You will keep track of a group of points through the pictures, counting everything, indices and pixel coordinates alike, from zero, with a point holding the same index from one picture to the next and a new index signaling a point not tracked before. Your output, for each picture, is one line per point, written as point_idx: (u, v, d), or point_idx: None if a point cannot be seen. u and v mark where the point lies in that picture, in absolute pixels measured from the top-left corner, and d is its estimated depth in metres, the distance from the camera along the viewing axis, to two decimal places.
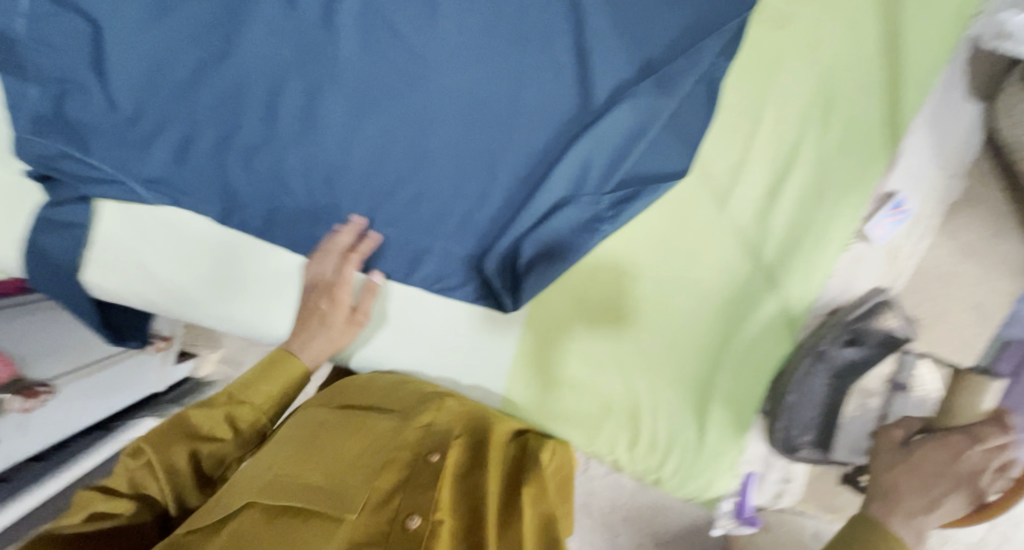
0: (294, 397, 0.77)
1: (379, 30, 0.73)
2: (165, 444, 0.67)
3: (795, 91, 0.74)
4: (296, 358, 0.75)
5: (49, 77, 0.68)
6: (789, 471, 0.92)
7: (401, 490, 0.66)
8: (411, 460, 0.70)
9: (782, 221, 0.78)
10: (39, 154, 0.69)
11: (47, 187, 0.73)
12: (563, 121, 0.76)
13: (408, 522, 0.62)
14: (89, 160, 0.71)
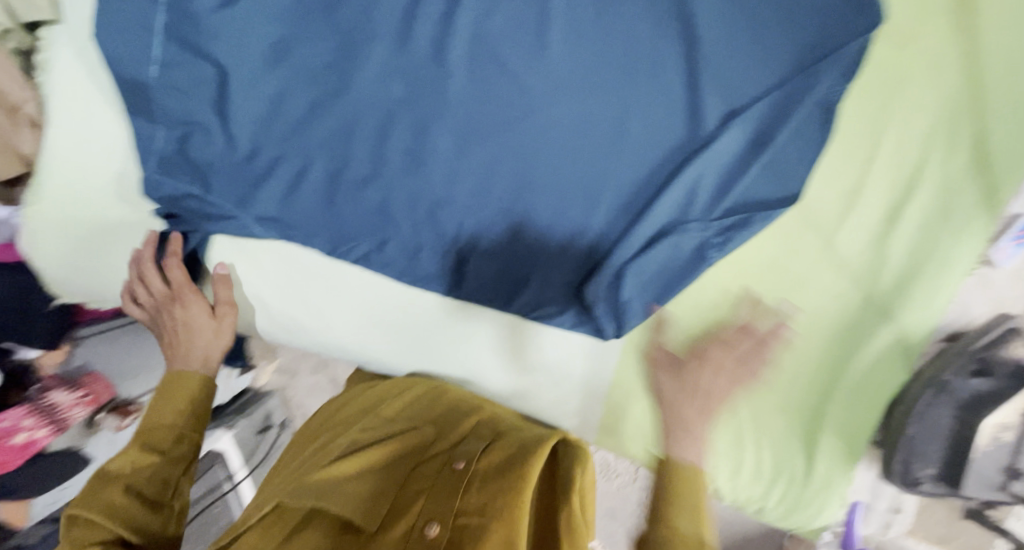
0: (196, 411, 0.77)
1: (487, 58, 0.72)
2: (96, 491, 0.68)
3: (919, 112, 0.71)
4: (186, 371, 0.77)
5: (175, 118, 0.71)
6: (899, 502, 0.88)
7: (423, 497, 0.67)
8: (436, 471, 0.72)
9: (902, 247, 0.74)
10: (167, 195, 0.74)
11: (173, 225, 0.78)
12: (672, 146, 0.73)
13: (426, 530, 0.63)
14: (210, 198, 0.75)
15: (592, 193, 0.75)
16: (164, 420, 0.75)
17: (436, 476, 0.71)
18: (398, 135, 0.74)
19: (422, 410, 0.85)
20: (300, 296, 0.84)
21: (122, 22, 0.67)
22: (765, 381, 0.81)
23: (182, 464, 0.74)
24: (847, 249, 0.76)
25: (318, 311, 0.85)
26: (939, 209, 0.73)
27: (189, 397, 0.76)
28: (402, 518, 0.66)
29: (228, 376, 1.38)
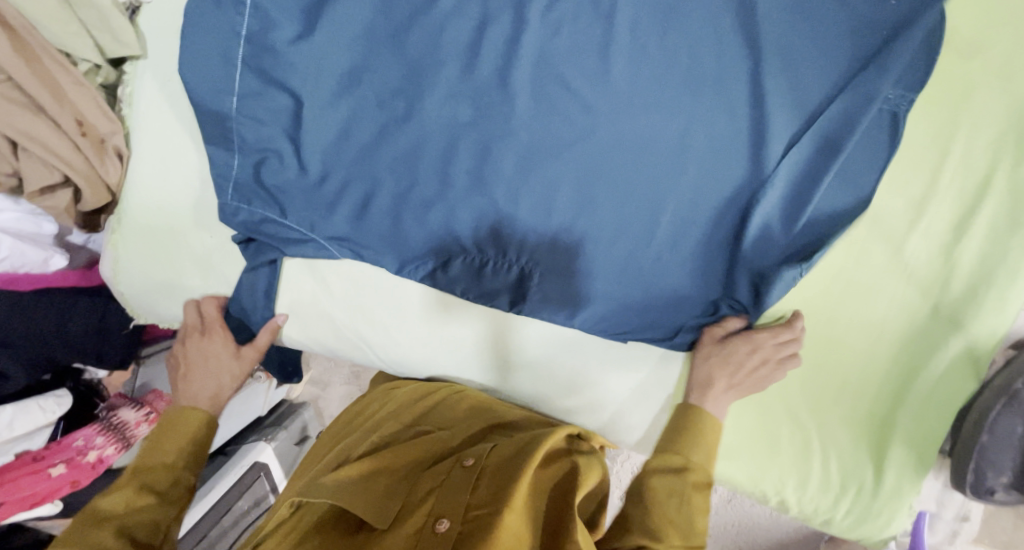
0: (202, 452, 0.78)
1: (550, 80, 0.73)
2: (83, 534, 0.64)
3: (986, 122, 0.72)
4: (192, 410, 0.78)
5: (253, 147, 0.76)
6: (968, 510, 0.85)
7: (432, 496, 0.72)
8: (446, 468, 0.76)
9: (971, 256, 0.74)
10: (246, 221, 0.78)
11: (248, 250, 0.80)
12: (737, 161, 0.73)
13: (437, 525, 0.67)
14: (287, 222, 0.78)
15: (655, 210, 0.75)
16: (164, 460, 0.74)
17: (447, 475, 0.75)
18: (464, 156, 0.76)
19: (446, 414, 0.89)
20: (367, 309, 0.85)
21: (207, 58, 0.72)
22: (832, 391, 0.81)
23: (179, 506, 0.72)
24: (915, 258, 0.76)
25: (384, 324, 0.86)
26: (1009, 218, 0.72)
27: (189, 440, 0.76)
28: (413, 516, 0.70)
29: (266, 388, 1.42)
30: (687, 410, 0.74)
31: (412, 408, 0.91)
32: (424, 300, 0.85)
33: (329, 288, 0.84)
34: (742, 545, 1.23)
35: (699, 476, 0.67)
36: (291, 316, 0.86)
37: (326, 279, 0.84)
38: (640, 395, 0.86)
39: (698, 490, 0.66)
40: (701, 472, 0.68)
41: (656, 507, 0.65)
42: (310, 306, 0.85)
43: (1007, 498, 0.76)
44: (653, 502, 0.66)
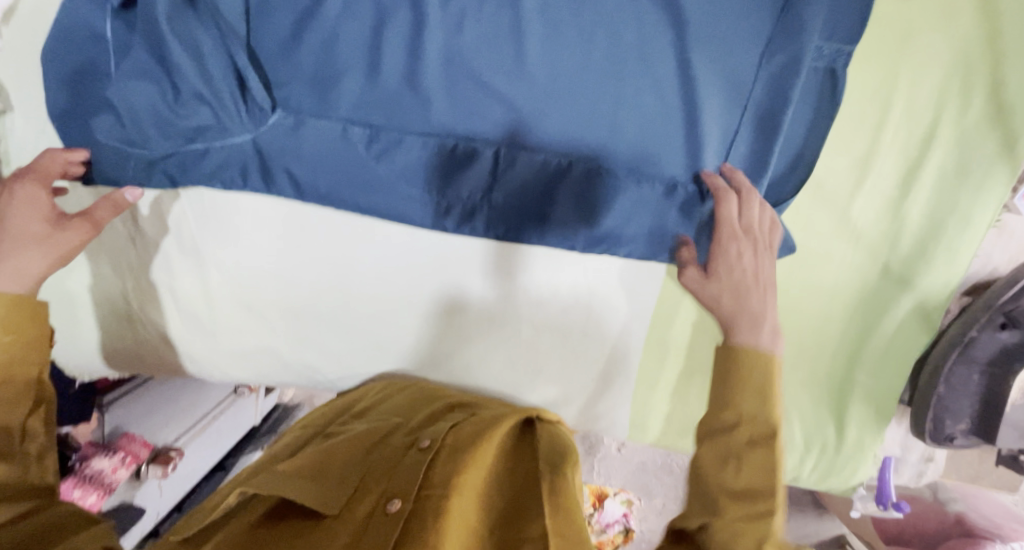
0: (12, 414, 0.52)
1: (463, 78, 0.67)
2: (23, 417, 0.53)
3: (929, 66, 0.68)
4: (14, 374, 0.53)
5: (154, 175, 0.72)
6: (933, 452, 0.86)
7: (387, 479, 0.64)
8: (403, 451, 0.69)
9: (920, 210, 0.72)
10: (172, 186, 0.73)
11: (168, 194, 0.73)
12: (669, 142, 0.69)
13: (388, 506, 0.60)
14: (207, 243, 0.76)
15: (594, 207, 0.72)
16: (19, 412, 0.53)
17: (403, 458, 0.68)
18: (388, 167, 0.71)
19: (400, 403, 0.80)
20: (296, 277, 0.78)
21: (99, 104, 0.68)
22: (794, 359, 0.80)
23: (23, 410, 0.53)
24: (862, 221, 0.73)
25: (315, 283, 0.79)
26: (955, 167, 0.70)
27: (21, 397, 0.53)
28: (365, 499, 0.62)
29: (254, 398, 1.40)
30: (730, 352, 0.52)
31: (358, 403, 0.84)
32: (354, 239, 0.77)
33: (251, 249, 0.77)
34: None
35: (757, 430, 0.48)
36: (232, 354, 0.84)
37: (240, 230, 0.76)
38: (622, 342, 0.83)
39: (756, 447, 0.47)
40: (761, 425, 0.48)
41: (711, 477, 0.48)
42: (229, 263, 0.78)
43: (966, 442, 0.77)
44: (700, 470, 0.49)
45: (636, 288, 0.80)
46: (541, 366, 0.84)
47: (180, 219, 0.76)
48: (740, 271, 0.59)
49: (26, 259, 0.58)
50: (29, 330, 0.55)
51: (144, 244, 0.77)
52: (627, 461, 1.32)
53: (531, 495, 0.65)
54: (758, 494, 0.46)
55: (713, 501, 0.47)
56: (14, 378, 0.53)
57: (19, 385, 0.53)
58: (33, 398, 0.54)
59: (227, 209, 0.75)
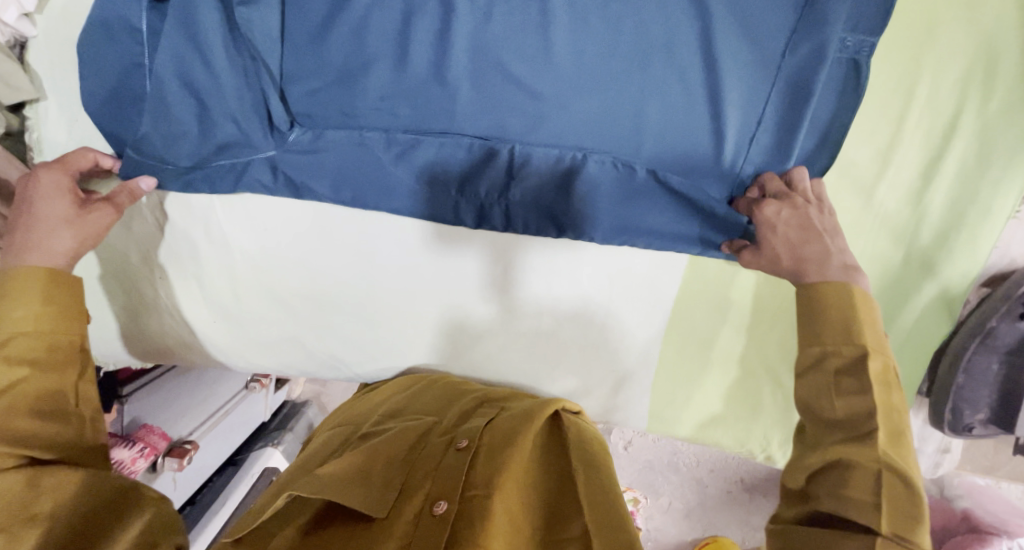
0: (53, 372, 0.60)
1: (490, 69, 0.68)
2: (64, 374, 0.61)
3: (952, 58, 0.68)
4: (56, 335, 0.61)
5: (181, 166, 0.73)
6: (948, 443, 0.87)
7: (430, 480, 0.67)
8: (442, 451, 0.71)
9: (940, 201, 0.73)
10: (200, 179, 0.73)
11: (195, 185, 0.74)
12: (693, 133, 0.71)
13: (436, 509, 0.63)
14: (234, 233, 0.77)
15: (616, 202, 0.74)
16: (64, 373, 0.61)
17: (442, 457, 0.70)
18: (405, 169, 0.73)
19: (432, 398, 0.82)
20: (326, 275, 0.79)
21: (133, 92, 0.69)
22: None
23: (67, 368, 0.61)
24: (884, 208, 0.74)
25: (344, 282, 0.80)
26: (977, 156, 0.70)
27: (63, 357, 0.61)
28: (411, 501, 0.65)
29: (264, 393, 1.42)
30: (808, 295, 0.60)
31: (386, 397, 0.85)
32: (382, 235, 0.78)
33: (280, 246, 0.78)
34: (740, 475, 1.29)
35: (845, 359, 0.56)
36: (257, 345, 0.85)
37: (270, 225, 0.77)
38: (643, 336, 0.83)
39: (844, 376, 0.55)
40: (846, 356, 0.56)
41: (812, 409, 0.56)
42: (257, 257, 0.78)
43: (984, 431, 0.78)
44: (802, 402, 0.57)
45: (658, 281, 0.80)
46: (562, 359, 0.85)
47: (209, 209, 0.76)
48: (785, 228, 0.64)
49: (55, 241, 0.63)
50: (70, 301, 0.62)
51: (169, 233, 0.78)
52: (634, 461, 1.34)
53: (568, 492, 0.68)
54: (857, 421, 0.53)
55: (817, 437, 0.56)
56: (59, 343, 0.61)
57: (63, 351, 0.61)
58: (77, 363, 0.62)
59: (255, 202, 0.76)
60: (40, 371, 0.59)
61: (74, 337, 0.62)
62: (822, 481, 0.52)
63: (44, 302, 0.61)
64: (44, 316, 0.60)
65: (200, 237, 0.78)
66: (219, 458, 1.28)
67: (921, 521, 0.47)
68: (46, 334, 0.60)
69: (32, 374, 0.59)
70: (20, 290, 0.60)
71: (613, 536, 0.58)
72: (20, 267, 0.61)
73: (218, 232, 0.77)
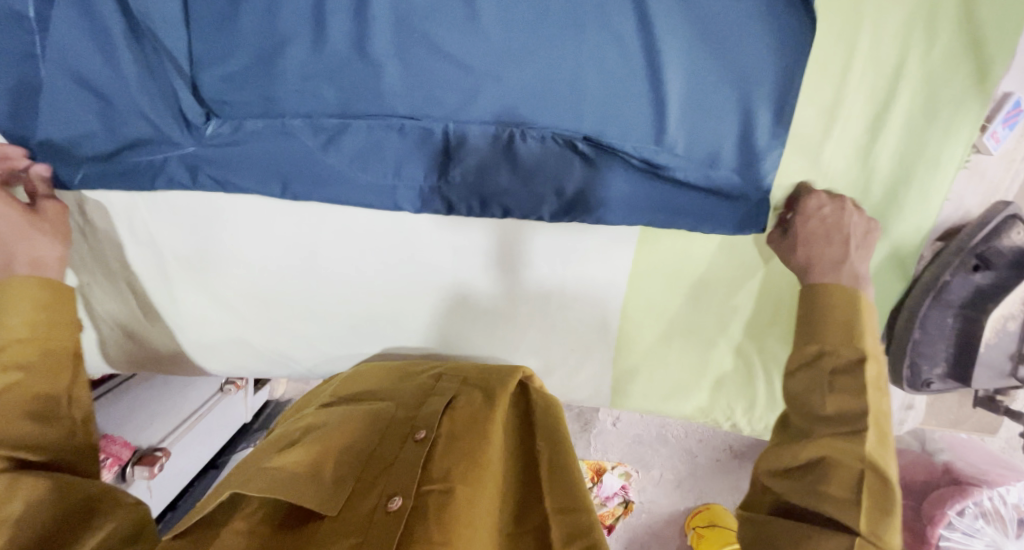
0: (47, 376, 0.60)
1: (414, 43, 0.65)
2: (59, 379, 0.61)
3: (893, 5, 0.66)
4: (53, 335, 0.62)
5: (99, 159, 0.69)
6: (912, 398, 0.87)
7: (385, 477, 0.62)
8: (400, 444, 0.67)
9: (888, 156, 0.71)
10: (122, 173, 0.70)
11: (115, 181, 0.70)
12: (632, 100, 0.68)
13: (389, 504, 0.58)
14: (162, 229, 0.74)
15: (557, 174, 0.71)
16: (59, 377, 0.61)
17: (398, 451, 0.66)
18: (336, 156, 0.70)
19: (387, 387, 0.78)
20: (264, 267, 0.76)
21: (37, 90, 0.65)
22: (766, 319, 0.80)
23: (64, 371, 0.62)
24: (832, 168, 0.72)
25: (285, 274, 0.77)
26: (924, 107, 0.69)
27: (59, 361, 0.61)
28: (364, 497, 0.61)
29: (244, 394, 1.38)
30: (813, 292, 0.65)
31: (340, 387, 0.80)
32: (316, 223, 0.74)
33: (213, 240, 0.75)
34: (728, 443, 1.29)
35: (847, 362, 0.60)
36: (202, 346, 0.82)
37: (199, 220, 0.74)
38: (599, 311, 0.81)
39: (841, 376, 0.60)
40: (844, 356, 0.60)
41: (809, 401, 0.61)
42: (190, 253, 0.75)
43: (944, 387, 0.77)
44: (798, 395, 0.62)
45: (610, 255, 0.78)
46: (520, 339, 0.83)
47: (132, 208, 0.73)
48: (819, 220, 0.68)
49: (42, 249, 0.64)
50: (62, 310, 0.63)
51: (96, 236, 0.75)
52: (624, 436, 1.32)
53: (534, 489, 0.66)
54: (847, 416, 0.58)
55: (804, 428, 0.60)
56: (52, 348, 0.61)
57: (56, 355, 0.61)
58: (71, 368, 0.62)
59: (179, 197, 0.72)
60: (32, 374, 0.59)
61: (67, 342, 0.63)
62: (804, 475, 0.57)
63: (38, 310, 0.61)
64: (38, 324, 0.61)
65: (131, 236, 0.75)
66: (198, 462, 1.25)
67: (894, 514, 0.52)
68: (41, 339, 0.61)
69: (24, 377, 0.59)
70: (18, 297, 0.60)
71: (570, 520, 0.59)
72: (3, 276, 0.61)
73: (146, 233, 0.74)
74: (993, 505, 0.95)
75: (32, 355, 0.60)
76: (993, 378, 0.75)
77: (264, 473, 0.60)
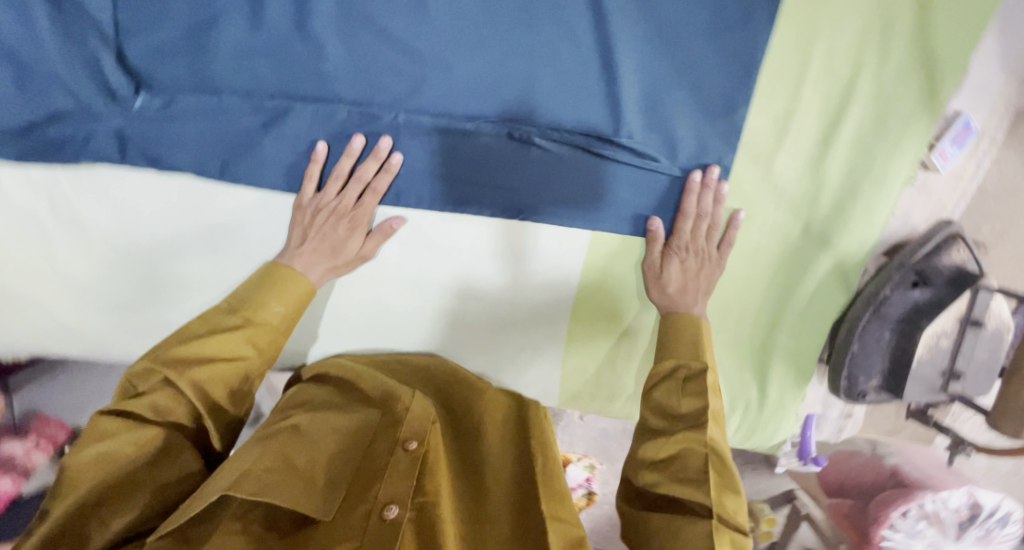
0: (241, 364, 0.63)
1: (360, 27, 0.63)
2: (259, 364, 0.65)
3: (848, 18, 0.65)
4: (276, 317, 0.66)
5: (17, 129, 0.65)
6: (850, 408, 0.89)
7: (379, 482, 0.60)
8: (390, 445, 0.63)
9: (837, 169, 0.71)
10: (42, 142, 0.66)
11: (38, 151, 0.66)
12: (587, 98, 0.67)
13: (385, 513, 0.57)
14: (87, 207, 0.71)
15: (510, 169, 0.70)
16: (257, 365, 0.64)
17: (388, 454, 0.63)
18: (276, 140, 0.67)
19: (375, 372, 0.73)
20: (189, 249, 0.73)
21: None
22: (730, 329, 0.81)
23: (268, 360, 0.66)
24: (784, 178, 0.72)
25: (211, 259, 0.74)
26: (874, 122, 0.69)
27: (274, 342, 0.66)
28: (358, 502, 0.59)
29: None
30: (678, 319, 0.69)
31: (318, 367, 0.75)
32: (244, 210, 0.71)
33: (136, 220, 0.72)
34: None
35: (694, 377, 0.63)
36: (117, 323, 0.78)
37: (121, 198, 0.70)
38: (546, 311, 0.80)
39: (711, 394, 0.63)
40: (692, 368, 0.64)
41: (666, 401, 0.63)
42: (111, 232, 0.72)
43: (877, 398, 0.78)
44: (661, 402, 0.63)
45: (558, 252, 0.76)
46: (471, 339, 0.82)
47: (53, 181, 0.69)
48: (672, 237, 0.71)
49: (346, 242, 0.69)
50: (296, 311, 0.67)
51: (15, 211, 0.71)
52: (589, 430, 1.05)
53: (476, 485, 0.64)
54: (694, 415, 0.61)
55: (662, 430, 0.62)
56: (271, 342, 0.66)
57: (270, 349, 0.66)
58: (270, 360, 0.66)
59: (105, 168, 0.69)
60: (243, 359, 0.63)
61: (274, 344, 0.66)
62: (666, 469, 0.59)
63: (290, 304, 0.67)
64: (287, 316, 0.67)
65: (54, 210, 0.71)
66: None
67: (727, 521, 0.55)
68: (281, 328, 0.66)
69: (244, 358, 0.63)
70: (288, 287, 0.67)
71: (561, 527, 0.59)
72: (275, 262, 0.68)
73: (70, 210, 0.71)
74: (933, 507, 0.99)
75: (241, 339, 0.63)
76: (924, 392, 0.76)
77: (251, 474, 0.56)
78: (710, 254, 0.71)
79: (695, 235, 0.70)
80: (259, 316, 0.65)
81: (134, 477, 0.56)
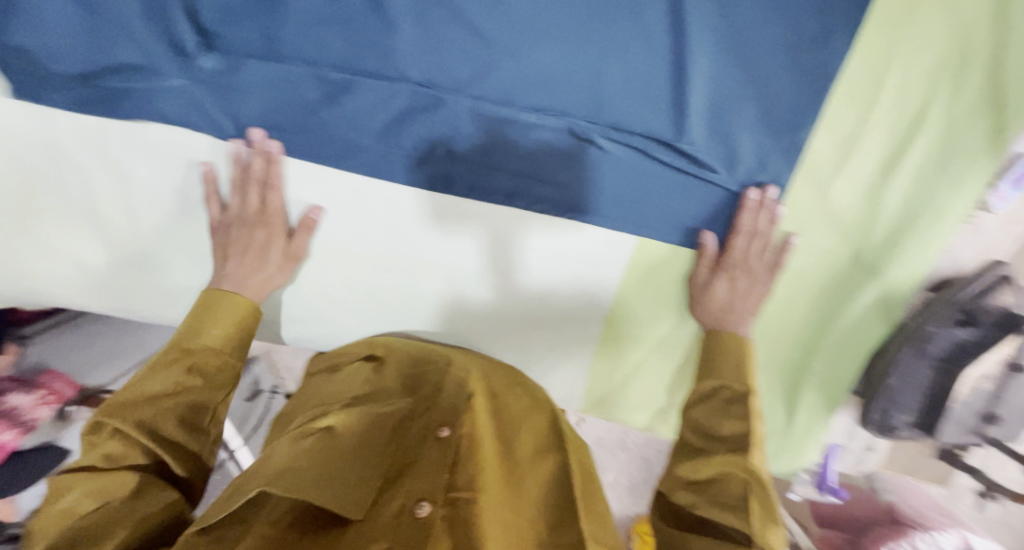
0: (191, 392, 0.61)
1: (435, 6, 0.62)
2: (212, 391, 0.63)
3: (927, 48, 0.64)
4: (217, 338, 0.65)
5: (76, 76, 0.64)
6: (873, 441, 0.89)
7: (408, 477, 0.60)
8: (420, 440, 0.65)
9: (897, 200, 0.70)
10: (101, 93, 0.65)
11: (96, 101, 0.65)
12: (654, 103, 0.66)
13: (417, 509, 0.57)
14: (135, 163, 0.69)
15: (568, 169, 0.69)
16: (214, 392, 0.63)
17: (419, 449, 0.64)
18: (337, 114, 0.66)
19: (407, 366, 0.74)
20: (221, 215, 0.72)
21: None
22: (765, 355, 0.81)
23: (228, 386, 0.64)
24: (841, 204, 0.71)
25: None
26: (939, 156, 0.68)
27: (223, 362, 0.65)
28: (391, 498, 0.59)
29: None
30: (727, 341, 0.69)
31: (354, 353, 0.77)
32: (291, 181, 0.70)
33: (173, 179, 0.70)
34: None
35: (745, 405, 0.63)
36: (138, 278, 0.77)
37: (159, 155, 0.69)
38: (582, 315, 0.79)
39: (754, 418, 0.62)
40: (736, 390, 0.64)
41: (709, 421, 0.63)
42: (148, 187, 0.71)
43: (909, 434, 0.79)
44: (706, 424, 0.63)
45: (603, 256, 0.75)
46: (504, 333, 0.81)
47: (102, 132, 0.68)
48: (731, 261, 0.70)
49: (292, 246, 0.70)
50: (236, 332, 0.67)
51: (61, 157, 0.70)
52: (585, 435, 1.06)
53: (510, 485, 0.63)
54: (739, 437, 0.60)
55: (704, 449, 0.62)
56: (223, 363, 0.65)
57: (223, 373, 0.64)
58: (227, 385, 0.65)
59: (156, 126, 0.67)
60: (193, 386, 0.62)
61: (227, 367, 0.65)
62: (708, 491, 0.58)
63: (227, 326, 0.66)
64: (229, 338, 0.66)
65: (102, 162, 0.70)
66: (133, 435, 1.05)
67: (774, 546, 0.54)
68: (223, 351, 0.65)
69: (192, 386, 0.62)
70: (225, 310, 0.67)
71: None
72: (214, 288, 0.68)
73: (117, 162, 0.70)
74: None
75: (183, 369, 0.62)
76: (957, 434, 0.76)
77: (280, 472, 0.56)
78: (759, 273, 0.70)
79: (748, 252, 0.70)
80: (194, 344, 0.64)
81: (107, 516, 0.54)
